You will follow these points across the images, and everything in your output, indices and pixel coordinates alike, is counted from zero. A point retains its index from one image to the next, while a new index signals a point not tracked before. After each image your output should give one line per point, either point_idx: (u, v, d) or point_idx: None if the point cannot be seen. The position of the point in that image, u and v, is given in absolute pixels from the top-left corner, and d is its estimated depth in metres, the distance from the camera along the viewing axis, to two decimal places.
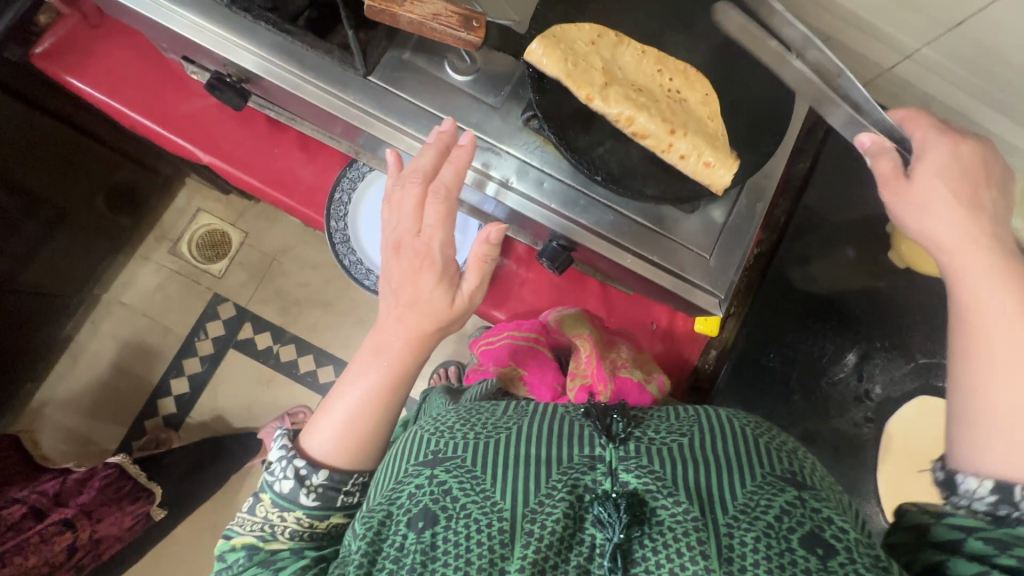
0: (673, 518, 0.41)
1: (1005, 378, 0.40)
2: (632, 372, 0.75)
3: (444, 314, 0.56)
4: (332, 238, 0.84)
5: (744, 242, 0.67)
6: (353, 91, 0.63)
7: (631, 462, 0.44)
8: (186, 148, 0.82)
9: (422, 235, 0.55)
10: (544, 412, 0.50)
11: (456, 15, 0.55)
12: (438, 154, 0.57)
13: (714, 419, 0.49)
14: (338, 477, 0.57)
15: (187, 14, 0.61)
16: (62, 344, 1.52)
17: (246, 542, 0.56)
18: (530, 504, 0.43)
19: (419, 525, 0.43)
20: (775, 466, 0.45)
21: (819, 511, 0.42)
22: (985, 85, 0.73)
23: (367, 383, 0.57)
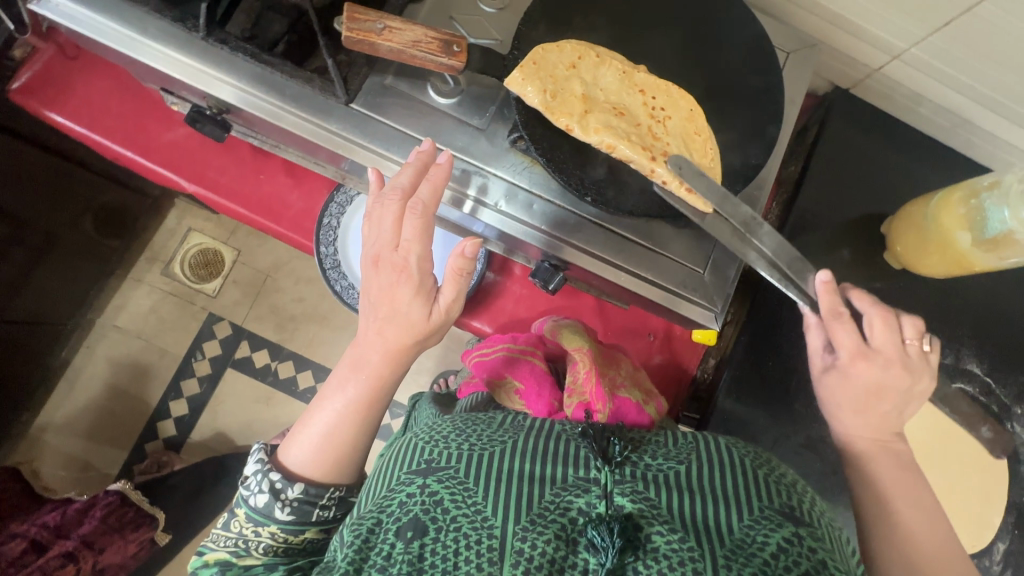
0: (669, 546, 0.41)
1: (922, 542, 0.52)
2: (632, 393, 0.73)
3: (421, 328, 0.56)
4: (323, 264, 0.84)
5: (738, 255, 0.66)
6: (334, 120, 0.61)
7: (626, 487, 0.45)
8: (170, 178, 0.80)
9: (400, 250, 0.54)
10: (540, 428, 0.51)
11: (436, 41, 0.55)
12: (418, 171, 0.55)
13: (711, 447, 0.50)
14: (314, 491, 0.57)
15: (162, 48, 0.60)
16: (58, 370, 1.51)
17: (219, 557, 0.57)
18: (521, 522, 0.43)
19: (408, 534, 0.43)
20: (773, 499, 0.45)
21: (816, 552, 0.42)
22: (975, 84, 0.72)
23: (343, 396, 0.58)
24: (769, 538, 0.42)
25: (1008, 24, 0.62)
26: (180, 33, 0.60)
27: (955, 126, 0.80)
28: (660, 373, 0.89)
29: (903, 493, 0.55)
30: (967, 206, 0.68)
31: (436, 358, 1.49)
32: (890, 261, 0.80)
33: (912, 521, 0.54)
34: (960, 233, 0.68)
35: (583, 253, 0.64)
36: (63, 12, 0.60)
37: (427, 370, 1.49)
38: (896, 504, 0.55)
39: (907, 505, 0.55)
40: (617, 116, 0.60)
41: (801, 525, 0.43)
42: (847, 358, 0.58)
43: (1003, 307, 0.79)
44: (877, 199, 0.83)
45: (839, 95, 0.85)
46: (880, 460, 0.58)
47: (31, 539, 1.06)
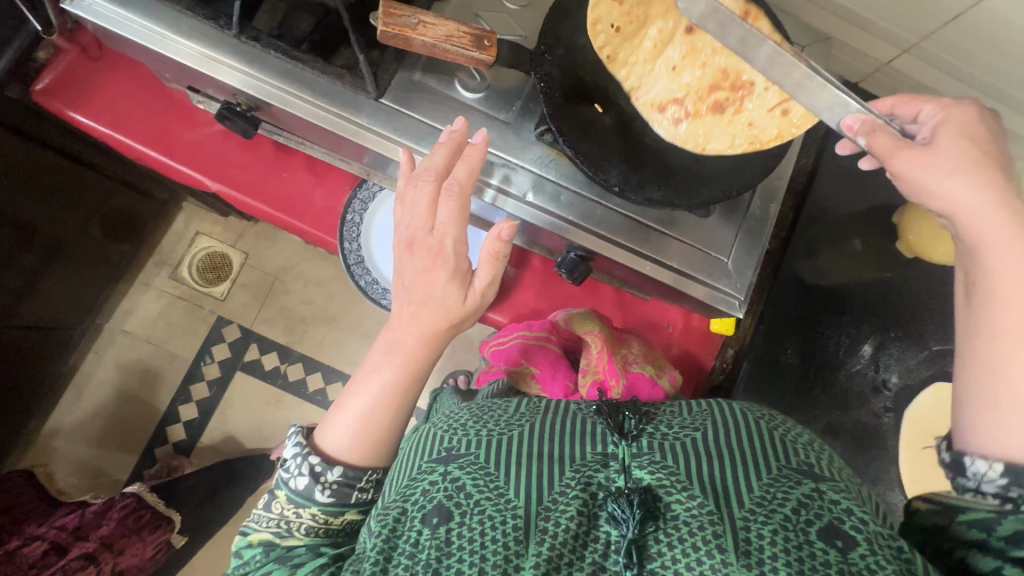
0: (688, 512, 0.43)
1: (1018, 358, 0.40)
2: (643, 367, 0.76)
3: (456, 311, 0.57)
4: (348, 261, 0.84)
5: (759, 245, 0.68)
6: (365, 115, 0.63)
7: (644, 459, 0.47)
8: (194, 176, 0.81)
9: (436, 232, 0.56)
10: (556, 409, 0.53)
11: (467, 35, 0.56)
12: (452, 152, 0.57)
13: (726, 414, 0.51)
14: (353, 473, 0.57)
15: (194, 44, 0.61)
16: (67, 375, 1.50)
17: (263, 538, 0.56)
18: (544, 501, 0.45)
19: (433, 521, 0.45)
20: (790, 459, 0.47)
21: (838, 502, 0.43)
22: (981, 75, 0.74)
23: (379, 379, 0.58)
24: (789, 495, 0.43)
25: (1016, 16, 0.64)
26: (210, 30, 0.61)
27: None
28: (681, 362, 0.90)
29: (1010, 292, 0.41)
30: None
31: (447, 358, 1.49)
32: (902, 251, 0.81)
33: (1004, 324, 0.41)
34: None
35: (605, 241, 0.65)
36: (95, 11, 0.61)
37: (438, 370, 1.49)
38: (999, 306, 0.41)
39: (1011, 308, 0.41)
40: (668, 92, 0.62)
41: (818, 481, 0.45)
42: (937, 146, 0.48)
43: None
44: (887, 189, 0.84)
45: (848, 89, 0.87)
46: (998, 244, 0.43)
47: (51, 539, 1.04)
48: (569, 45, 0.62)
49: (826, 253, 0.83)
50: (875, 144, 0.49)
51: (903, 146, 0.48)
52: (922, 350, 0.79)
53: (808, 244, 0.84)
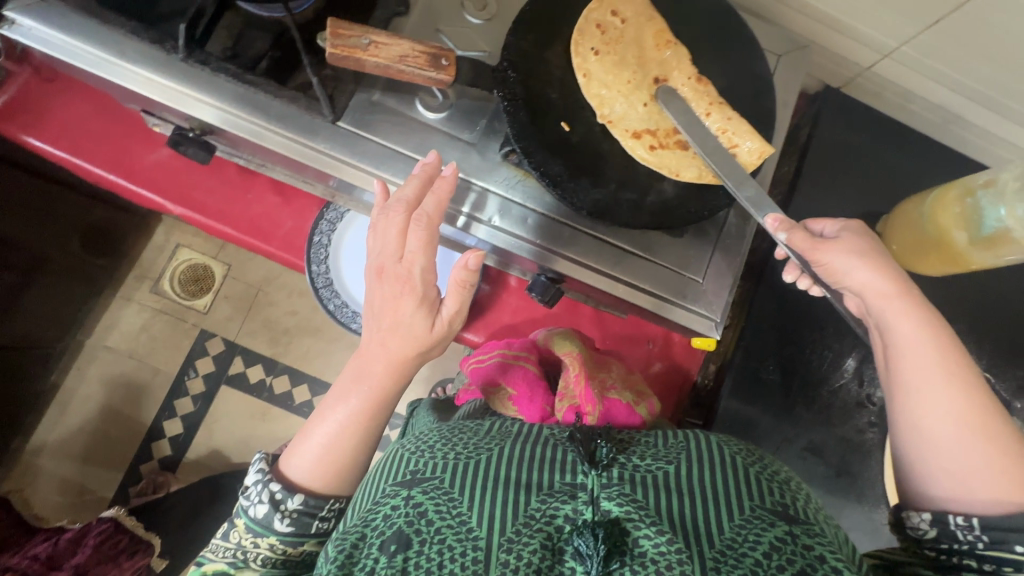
0: (657, 549, 0.42)
1: (931, 425, 0.47)
2: (622, 394, 0.70)
3: (425, 340, 0.55)
4: (315, 283, 0.82)
5: (734, 265, 0.65)
6: (322, 139, 0.60)
7: (614, 490, 0.45)
8: (155, 200, 0.79)
9: (404, 261, 0.53)
10: (528, 434, 0.51)
11: (423, 54, 0.53)
12: (423, 185, 0.55)
13: (703, 446, 0.50)
14: (314, 502, 0.56)
15: (136, 68, 0.58)
16: (48, 393, 1.48)
17: (216, 569, 0.56)
18: (507, 533, 0.44)
19: (391, 549, 0.43)
20: (765, 499, 0.46)
21: (813, 548, 0.43)
22: (965, 80, 0.72)
23: (346, 407, 0.57)
24: (760, 539, 0.43)
25: (999, 21, 0.61)
26: (159, 55, 0.58)
27: (946, 122, 0.80)
28: (660, 380, 0.88)
29: (915, 368, 0.49)
30: (962, 204, 0.68)
31: (433, 368, 1.47)
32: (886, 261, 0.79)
33: (920, 400, 0.48)
34: (956, 232, 0.68)
35: (581, 264, 0.63)
36: (36, 37, 0.58)
37: (424, 380, 1.47)
38: (909, 380, 0.49)
39: (923, 386, 0.48)
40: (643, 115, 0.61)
41: (793, 524, 0.45)
42: (840, 237, 0.56)
43: (999, 303, 0.79)
44: (872, 197, 0.82)
45: (830, 94, 0.85)
46: (903, 322, 0.50)
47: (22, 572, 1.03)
48: (534, 61, 0.60)
49: None
50: (791, 243, 0.55)
51: (819, 242, 0.55)
52: None
53: None
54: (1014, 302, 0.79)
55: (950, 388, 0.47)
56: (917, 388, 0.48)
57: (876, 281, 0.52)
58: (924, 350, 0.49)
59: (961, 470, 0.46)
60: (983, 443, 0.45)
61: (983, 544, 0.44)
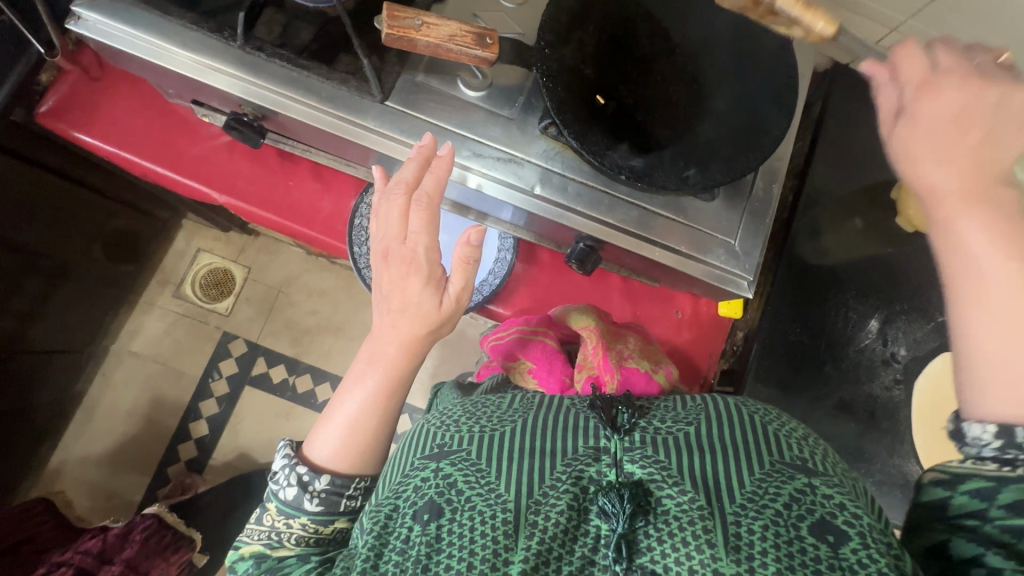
0: (679, 507, 0.45)
1: (1002, 322, 0.39)
2: (639, 363, 0.74)
3: (433, 316, 0.58)
4: (358, 264, 0.82)
5: (765, 225, 0.69)
6: (372, 118, 0.64)
7: (637, 454, 0.49)
8: (202, 191, 0.82)
9: (408, 242, 0.57)
10: (548, 404, 0.56)
11: (470, 34, 0.57)
12: (421, 166, 0.59)
13: (720, 406, 0.53)
14: (340, 481, 0.61)
15: (192, 55, 0.62)
16: (75, 400, 1.50)
17: (253, 550, 0.60)
18: (533, 496, 0.47)
19: (425, 517, 0.47)
20: (783, 454, 0.49)
21: (832, 498, 0.45)
22: (968, 47, 0.76)
23: (363, 388, 0.61)
24: (781, 489, 0.45)
25: None
26: (217, 44, 0.62)
27: None
28: (689, 348, 0.91)
29: (971, 261, 0.41)
30: None
31: (454, 360, 1.50)
32: (903, 226, 0.82)
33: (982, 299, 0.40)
34: None
35: (609, 225, 0.66)
36: (101, 31, 0.62)
37: (445, 372, 1.50)
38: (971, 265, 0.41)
39: (976, 277, 0.40)
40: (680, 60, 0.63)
41: (813, 476, 0.47)
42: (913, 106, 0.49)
43: None
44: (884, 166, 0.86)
45: (839, 71, 0.89)
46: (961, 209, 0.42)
47: (75, 567, 1.05)
48: (569, 39, 0.63)
49: (828, 233, 0.85)
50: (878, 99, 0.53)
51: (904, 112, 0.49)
52: (928, 321, 0.80)
53: (809, 223, 0.85)
54: None
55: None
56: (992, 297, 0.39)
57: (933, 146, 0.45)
58: (992, 257, 0.40)
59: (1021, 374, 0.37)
60: None
61: None
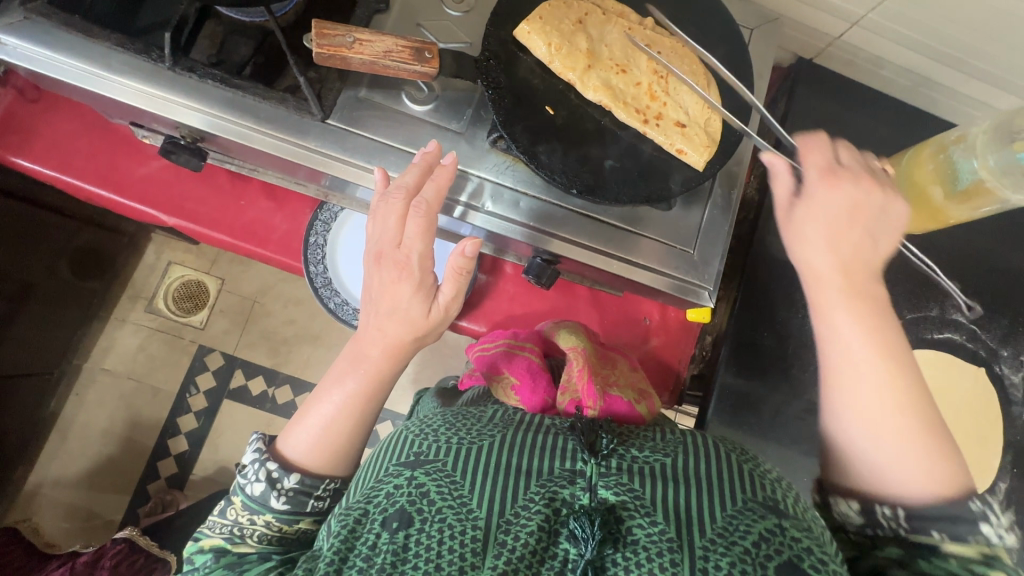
0: (648, 537, 0.45)
1: (861, 414, 0.49)
2: (623, 392, 0.70)
3: (421, 324, 0.58)
4: (315, 284, 0.81)
5: (723, 234, 0.67)
6: (313, 138, 0.61)
7: (612, 479, 0.48)
8: (148, 213, 0.79)
9: (403, 248, 0.56)
10: (529, 424, 0.54)
11: (407, 49, 0.55)
12: (423, 173, 0.57)
13: (701, 441, 0.53)
14: (310, 481, 0.60)
15: (130, 81, 0.59)
16: (48, 421, 1.47)
17: (214, 544, 0.59)
18: (505, 515, 0.47)
19: (394, 526, 0.46)
20: (756, 492, 0.48)
21: (800, 540, 0.45)
22: (929, 41, 0.75)
23: (344, 391, 0.61)
24: (750, 529, 0.45)
25: None
26: (144, 65, 0.59)
27: (916, 84, 0.83)
28: (659, 356, 0.89)
29: (847, 364, 0.50)
30: (936, 161, 0.70)
31: (434, 366, 1.49)
32: None
33: (849, 394, 0.50)
34: (933, 188, 0.70)
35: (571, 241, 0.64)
36: (22, 55, 0.58)
37: (426, 379, 1.48)
38: (837, 368, 0.51)
39: (850, 380, 0.50)
40: (618, 74, 0.63)
41: (783, 517, 0.47)
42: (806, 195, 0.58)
43: (976, 257, 0.83)
44: None
45: (804, 65, 0.87)
46: (833, 316, 0.52)
47: None
48: (515, 49, 0.61)
49: None
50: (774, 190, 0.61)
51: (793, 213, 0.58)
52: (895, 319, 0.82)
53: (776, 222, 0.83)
54: (986, 251, 0.83)
55: (895, 394, 0.48)
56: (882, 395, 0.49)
57: (825, 262, 0.54)
58: (862, 357, 0.50)
59: (884, 461, 0.48)
60: (902, 437, 0.48)
61: (905, 531, 0.47)
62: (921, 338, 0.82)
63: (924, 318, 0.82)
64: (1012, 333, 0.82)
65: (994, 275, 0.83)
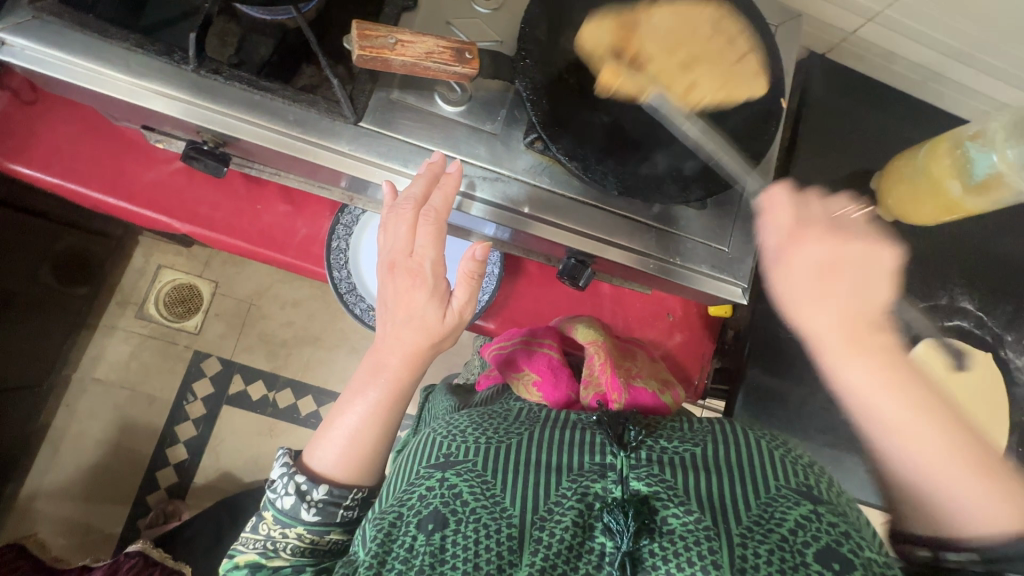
0: (685, 526, 0.44)
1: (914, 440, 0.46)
2: (646, 382, 0.70)
3: (437, 330, 0.56)
4: (339, 290, 0.78)
5: (756, 230, 0.68)
6: (347, 142, 0.59)
7: (643, 471, 0.48)
8: (161, 220, 0.76)
9: (415, 256, 0.55)
10: (557, 421, 0.55)
11: (448, 50, 0.53)
12: (429, 181, 0.56)
13: (726, 430, 0.54)
14: (338, 492, 0.59)
15: (140, 81, 0.56)
16: (38, 435, 1.41)
17: (249, 559, 0.58)
18: (540, 511, 0.47)
19: (429, 527, 0.46)
20: (789, 479, 0.48)
21: (835, 525, 0.45)
22: (942, 37, 0.77)
23: (364, 401, 0.59)
24: (786, 514, 0.45)
25: None
26: (165, 67, 0.56)
27: (925, 78, 0.85)
28: (683, 351, 0.90)
29: (884, 402, 0.47)
30: (953, 155, 0.71)
31: (440, 364, 1.47)
32: (883, 216, 0.83)
33: (904, 436, 0.47)
34: (951, 182, 0.72)
35: (563, 227, 0.64)
36: (29, 57, 0.55)
37: (431, 378, 1.47)
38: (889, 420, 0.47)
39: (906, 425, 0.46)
40: None
41: (817, 503, 0.46)
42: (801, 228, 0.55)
43: (980, 246, 0.86)
44: (863, 156, 0.86)
45: (816, 60, 0.88)
46: (850, 357, 0.49)
47: None
48: (549, 48, 0.60)
49: None
50: (775, 217, 0.57)
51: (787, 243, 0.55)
52: (909, 308, 0.84)
53: None
54: (989, 239, 0.87)
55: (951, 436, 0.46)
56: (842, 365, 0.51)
57: (856, 302, 0.51)
58: (887, 399, 0.47)
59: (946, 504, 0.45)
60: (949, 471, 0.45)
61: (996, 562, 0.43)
62: (934, 327, 0.84)
63: (936, 307, 0.84)
64: (1016, 319, 0.85)
65: (998, 263, 0.86)
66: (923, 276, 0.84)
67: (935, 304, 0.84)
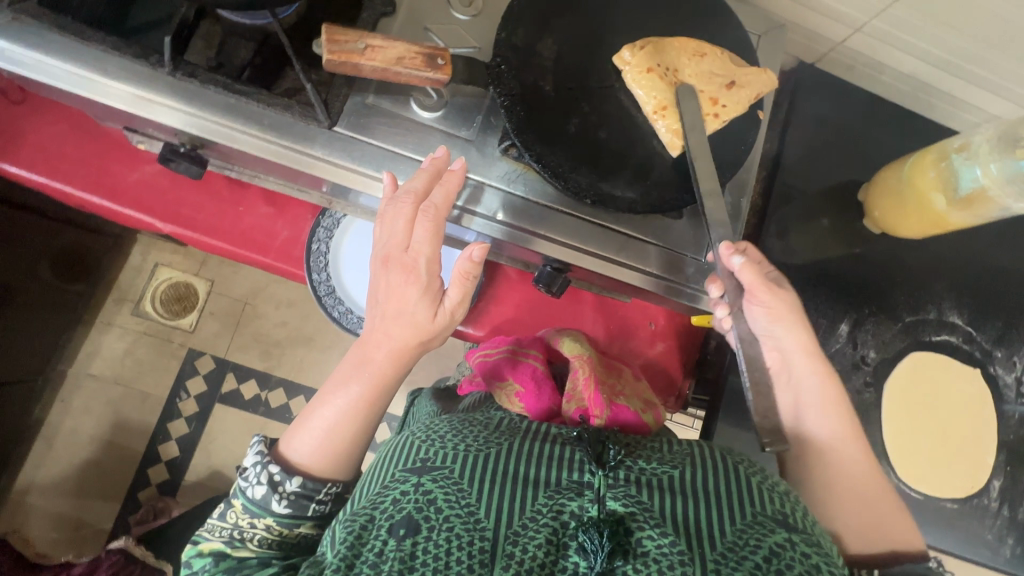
0: (659, 550, 0.44)
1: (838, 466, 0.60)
2: (631, 401, 0.69)
3: (426, 328, 0.56)
4: (317, 291, 0.81)
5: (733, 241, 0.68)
6: (319, 145, 0.59)
7: (619, 491, 0.47)
8: (143, 220, 0.77)
9: (411, 250, 0.54)
10: (537, 433, 0.54)
11: (419, 55, 0.53)
12: (432, 177, 0.56)
13: (707, 451, 0.52)
14: (312, 485, 0.59)
15: (119, 84, 0.56)
16: (32, 429, 1.42)
17: (213, 548, 0.58)
18: (513, 525, 0.46)
19: (400, 533, 0.45)
20: (766, 506, 0.48)
21: (807, 556, 0.45)
22: (931, 48, 0.76)
23: (347, 393, 0.59)
24: (760, 543, 0.45)
25: None
26: (142, 69, 0.57)
27: (916, 89, 0.84)
28: (664, 361, 0.90)
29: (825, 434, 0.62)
30: (937, 168, 0.71)
31: (432, 367, 1.47)
32: (870, 227, 0.83)
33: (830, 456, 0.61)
34: (935, 195, 0.71)
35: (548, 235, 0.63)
36: (6, 58, 0.55)
37: (422, 380, 1.47)
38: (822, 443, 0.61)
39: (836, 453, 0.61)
40: None
41: (793, 531, 0.46)
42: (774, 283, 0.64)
43: (971, 260, 0.85)
44: (852, 167, 0.85)
45: (807, 69, 0.88)
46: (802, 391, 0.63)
47: None
48: (525, 54, 0.60)
49: (796, 234, 0.83)
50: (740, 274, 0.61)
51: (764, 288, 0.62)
52: (896, 322, 0.83)
53: (779, 226, 0.83)
54: (980, 253, 0.85)
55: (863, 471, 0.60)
56: (811, 406, 0.62)
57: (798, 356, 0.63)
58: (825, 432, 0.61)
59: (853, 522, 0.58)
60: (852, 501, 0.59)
61: None
62: (920, 341, 0.83)
63: (923, 322, 0.83)
64: (1005, 335, 0.84)
65: (990, 279, 0.85)
66: (910, 290, 0.83)
67: (922, 318, 0.83)
